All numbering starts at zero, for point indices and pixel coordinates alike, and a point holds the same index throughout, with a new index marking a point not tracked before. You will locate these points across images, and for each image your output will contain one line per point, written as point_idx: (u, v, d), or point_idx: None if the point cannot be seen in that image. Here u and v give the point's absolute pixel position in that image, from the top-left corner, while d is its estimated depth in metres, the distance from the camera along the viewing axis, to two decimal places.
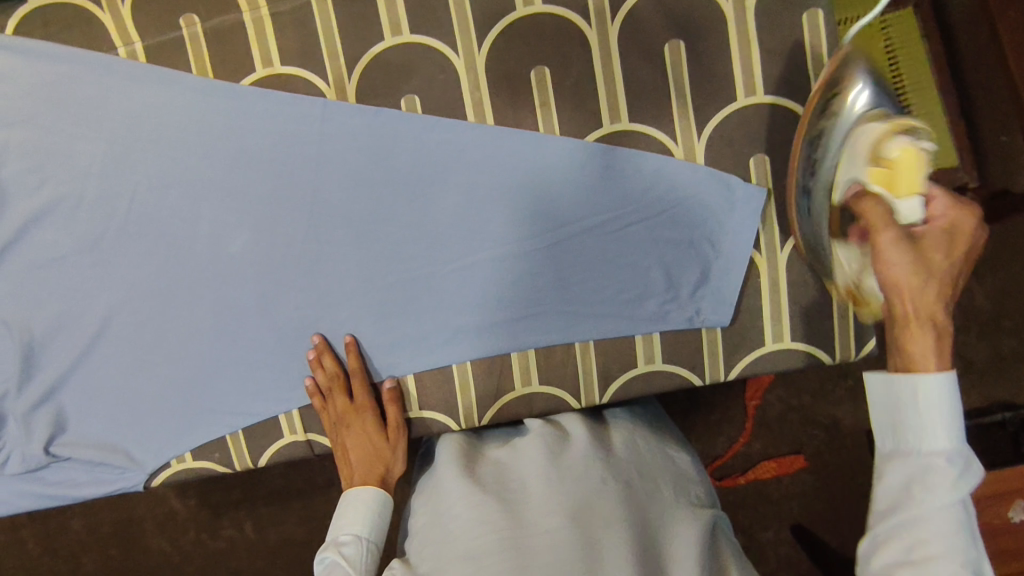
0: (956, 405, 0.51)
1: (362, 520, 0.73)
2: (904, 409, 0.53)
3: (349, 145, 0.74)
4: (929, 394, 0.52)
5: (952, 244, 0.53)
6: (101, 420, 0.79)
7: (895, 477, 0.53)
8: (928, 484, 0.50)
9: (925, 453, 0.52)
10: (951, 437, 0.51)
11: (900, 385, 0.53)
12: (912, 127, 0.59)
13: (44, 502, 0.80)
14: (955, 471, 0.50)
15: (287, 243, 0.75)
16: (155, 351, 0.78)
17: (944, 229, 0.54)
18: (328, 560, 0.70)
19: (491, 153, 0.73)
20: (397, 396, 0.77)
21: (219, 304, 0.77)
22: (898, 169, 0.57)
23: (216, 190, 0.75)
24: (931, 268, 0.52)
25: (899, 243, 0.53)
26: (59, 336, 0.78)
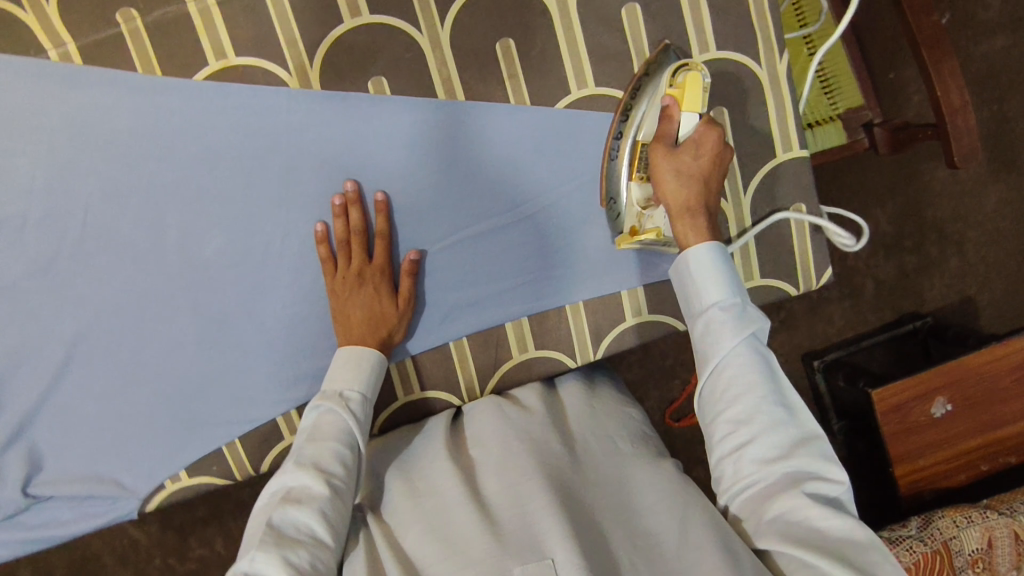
0: (723, 267, 0.63)
1: (361, 378, 0.69)
2: (698, 285, 0.63)
3: (320, 134, 0.72)
4: (704, 266, 0.63)
5: (717, 165, 0.67)
6: (82, 452, 0.75)
7: (698, 342, 0.63)
8: (717, 333, 0.61)
9: (709, 314, 0.62)
10: (721, 292, 0.62)
11: (698, 259, 0.63)
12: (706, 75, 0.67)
13: (30, 546, 0.76)
14: (728, 318, 0.61)
15: (265, 242, 0.73)
16: (135, 372, 0.74)
17: (713, 157, 0.66)
18: (330, 414, 0.67)
19: (467, 132, 0.74)
20: (415, 269, 0.74)
21: (200, 314, 0.74)
22: (686, 93, 0.67)
23: (180, 195, 0.71)
24: (694, 170, 0.66)
25: (674, 170, 0.66)
26: (23, 368, 0.72)
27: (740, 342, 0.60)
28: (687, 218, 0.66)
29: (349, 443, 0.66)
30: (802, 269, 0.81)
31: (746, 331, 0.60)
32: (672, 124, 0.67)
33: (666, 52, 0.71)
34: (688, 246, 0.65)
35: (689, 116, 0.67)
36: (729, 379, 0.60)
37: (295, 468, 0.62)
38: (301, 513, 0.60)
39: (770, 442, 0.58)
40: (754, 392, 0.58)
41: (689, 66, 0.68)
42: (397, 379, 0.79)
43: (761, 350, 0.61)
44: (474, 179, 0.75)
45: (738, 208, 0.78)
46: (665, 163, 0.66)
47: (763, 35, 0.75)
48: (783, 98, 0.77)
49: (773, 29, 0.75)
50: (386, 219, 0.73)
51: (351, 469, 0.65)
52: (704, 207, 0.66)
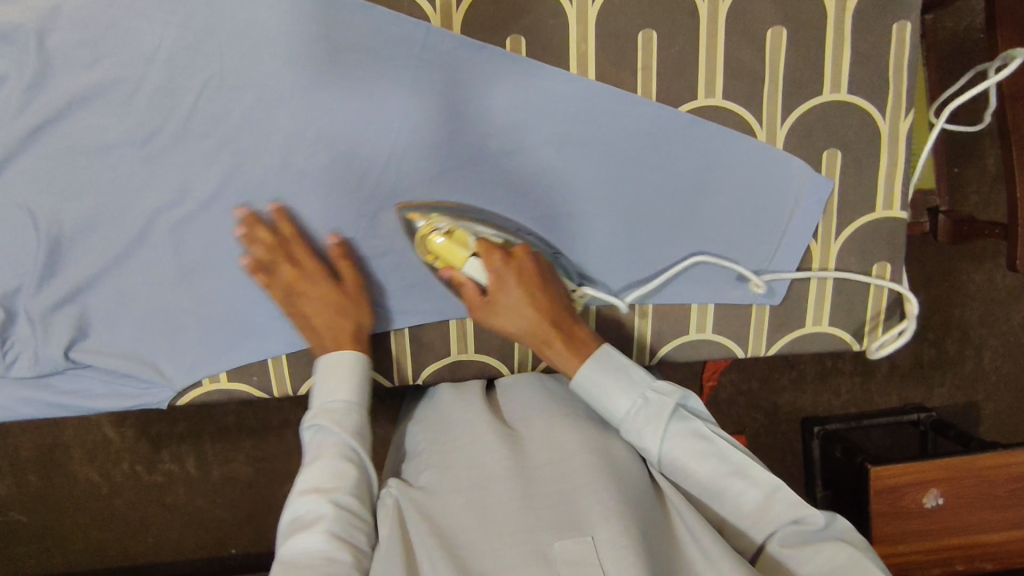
0: (611, 377, 0.67)
1: (339, 385, 0.69)
2: (606, 403, 0.67)
3: (445, 77, 0.72)
4: (597, 381, 0.67)
5: (523, 285, 0.68)
6: (131, 330, 0.73)
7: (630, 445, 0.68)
8: (642, 436, 0.66)
9: (626, 424, 0.66)
10: (623, 400, 0.66)
11: (590, 389, 0.67)
12: (443, 222, 0.72)
13: (53, 410, 0.75)
14: (643, 421, 0.66)
15: (365, 168, 0.73)
16: (204, 264, 0.73)
17: (513, 283, 0.68)
18: (325, 432, 0.68)
19: (590, 111, 0.73)
20: (344, 254, 0.73)
21: (282, 223, 0.73)
22: (455, 245, 0.70)
23: (294, 100, 0.71)
24: (513, 310, 0.68)
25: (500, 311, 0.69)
26: (96, 231, 0.71)
27: (665, 430, 0.65)
28: (547, 345, 0.69)
29: (348, 456, 0.66)
30: (869, 325, 0.81)
31: (663, 422, 0.65)
32: (465, 281, 0.69)
33: (411, 220, 0.73)
34: (569, 369, 0.69)
35: (471, 260, 0.69)
36: (680, 461, 0.65)
37: (299, 496, 0.64)
38: (310, 535, 0.61)
39: (739, 502, 0.64)
40: (706, 468, 0.64)
41: (429, 226, 0.72)
42: (455, 335, 0.79)
43: (688, 420, 0.66)
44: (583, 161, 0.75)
45: (824, 253, 0.79)
46: (490, 316, 0.70)
47: (895, 92, 0.76)
48: (897, 157, 0.77)
49: (905, 86, 0.76)
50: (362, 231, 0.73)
51: (357, 482, 0.66)
52: (545, 326, 0.69)
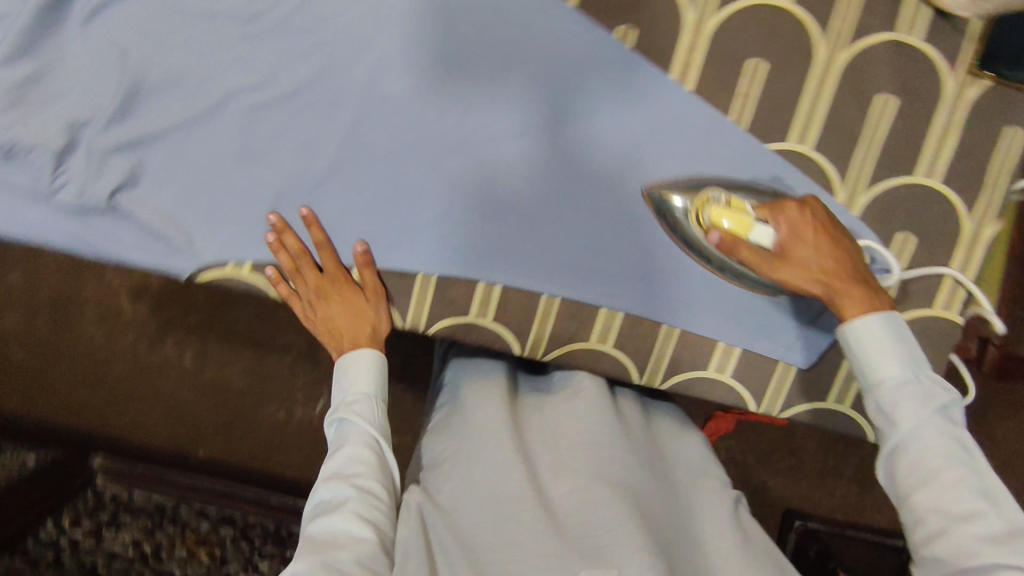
0: (889, 336, 0.65)
1: (364, 378, 0.78)
2: (874, 360, 0.66)
3: (548, 47, 0.72)
4: (880, 339, 0.66)
5: (824, 233, 0.68)
6: (178, 193, 0.74)
7: (876, 417, 0.67)
8: (898, 415, 0.64)
9: (884, 392, 0.65)
10: (893, 366, 0.65)
11: (862, 338, 0.66)
12: (717, 194, 0.72)
13: (81, 248, 0.75)
14: (904, 397, 0.64)
15: (445, 110, 0.73)
16: (266, 154, 0.74)
17: (813, 229, 0.68)
18: (350, 425, 0.76)
19: (679, 121, 0.73)
20: (368, 259, 0.76)
21: (349, 138, 0.74)
22: (729, 214, 0.69)
23: (399, 26, 0.71)
24: (817, 254, 0.67)
25: (789, 263, 0.68)
26: (175, 90, 0.72)
27: (933, 416, 0.63)
28: (838, 293, 0.67)
29: (368, 442, 0.74)
30: None
31: (933, 408, 0.63)
32: (743, 242, 0.69)
33: (664, 203, 0.74)
34: (851, 319, 0.67)
35: (760, 226, 0.68)
36: (908, 449, 0.63)
37: (322, 487, 0.72)
38: (335, 518, 0.69)
39: (970, 521, 0.59)
40: (953, 472, 0.61)
41: (703, 199, 0.72)
42: (477, 298, 0.78)
43: (952, 425, 0.64)
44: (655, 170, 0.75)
45: None
46: (781, 270, 0.68)
47: (987, 196, 0.73)
48: (971, 261, 0.75)
49: (1000, 192, 0.73)
50: (323, 233, 0.75)
51: (380, 468, 0.74)
52: (840, 276, 0.67)
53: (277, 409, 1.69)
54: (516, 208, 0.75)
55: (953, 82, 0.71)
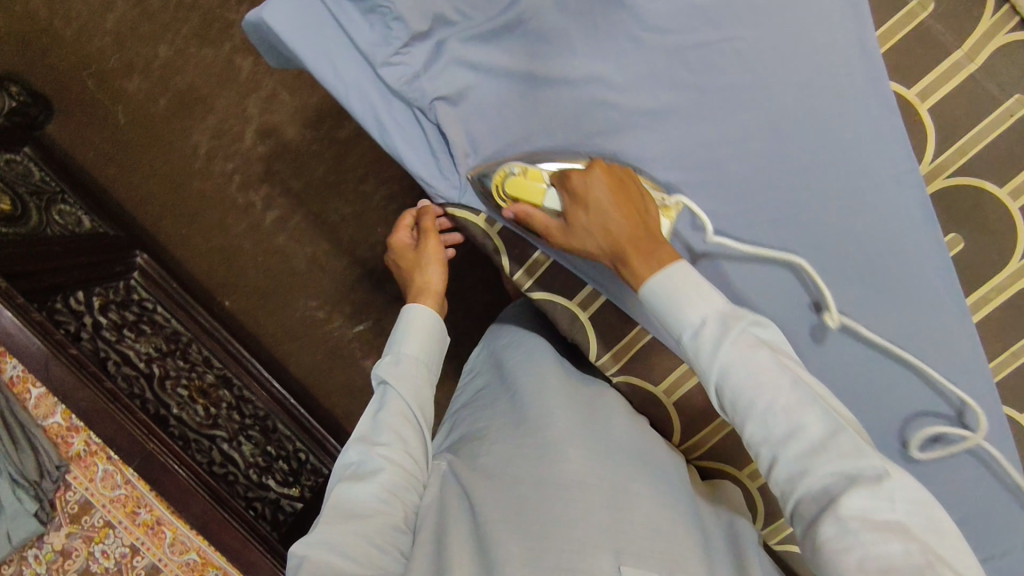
0: (680, 277, 0.65)
1: (416, 342, 0.90)
2: (680, 335, 0.65)
3: (883, 215, 0.71)
4: (677, 283, 0.64)
5: (612, 191, 0.67)
6: (486, 132, 0.74)
7: (696, 361, 0.63)
8: (708, 353, 0.62)
9: (695, 342, 0.63)
10: (696, 308, 0.63)
11: (657, 293, 0.65)
12: (513, 166, 0.72)
13: (371, 125, 0.74)
14: (712, 333, 0.62)
15: (758, 207, 0.74)
16: (585, 147, 0.73)
17: (604, 187, 0.67)
18: (391, 392, 0.85)
19: (952, 347, 0.73)
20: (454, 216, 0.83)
21: (662, 179, 0.74)
22: (527, 201, 0.72)
23: (770, 114, 0.71)
24: (597, 217, 0.67)
25: (576, 234, 0.70)
26: (545, 44, 0.71)
27: (730, 346, 0.60)
28: (625, 259, 0.67)
29: (406, 412, 0.83)
30: None
31: (734, 329, 0.61)
32: (535, 209, 0.71)
33: (483, 184, 0.74)
34: (643, 277, 0.66)
35: (550, 193, 0.71)
36: (740, 388, 0.59)
37: (354, 448, 0.80)
38: (360, 488, 0.75)
39: (798, 437, 0.56)
40: (771, 390, 0.58)
41: (501, 172, 0.72)
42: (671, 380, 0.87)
43: (761, 347, 0.61)
44: (760, 268, 0.76)
45: None
46: (570, 238, 0.70)
47: None
48: None
49: None
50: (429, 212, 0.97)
51: (404, 440, 0.81)
52: (630, 239, 0.67)
53: (318, 304, 1.66)
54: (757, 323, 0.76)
55: None
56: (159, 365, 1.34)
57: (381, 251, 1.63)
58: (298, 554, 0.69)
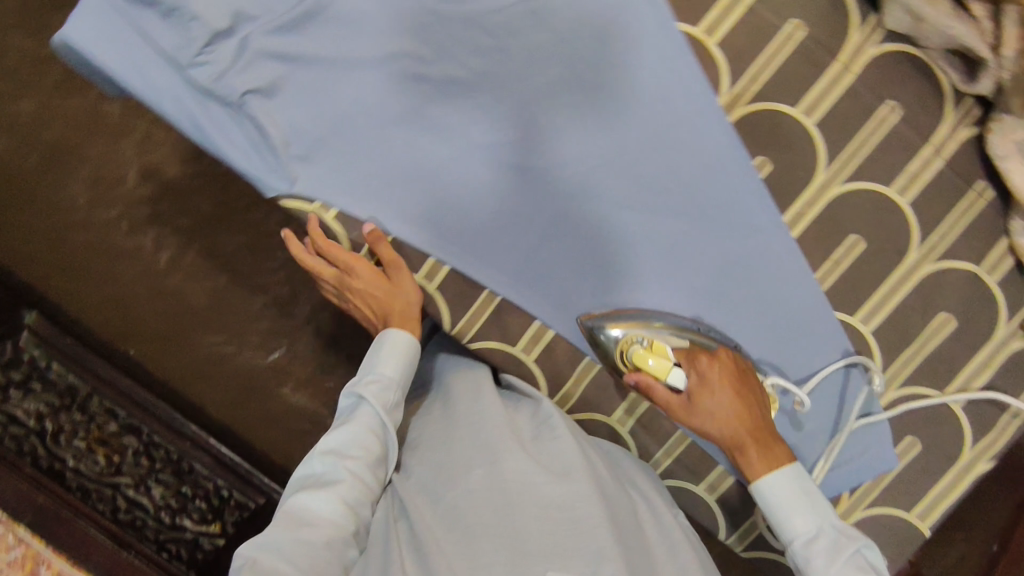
0: (817, 505, 0.74)
1: (391, 362, 0.82)
2: (787, 520, 0.74)
3: (690, 146, 0.75)
4: (788, 501, 0.74)
5: (735, 388, 0.75)
6: (303, 120, 0.75)
7: (795, 549, 0.74)
8: (815, 566, 0.72)
9: (804, 548, 0.73)
10: (803, 524, 0.73)
11: (767, 495, 0.74)
12: (641, 335, 0.77)
13: (187, 127, 0.74)
14: (821, 547, 0.72)
15: (578, 158, 0.76)
16: (404, 122, 0.75)
17: (727, 384, 0.75)
18: (364, 405, 0.79)
19: (768, 261, 0.78)
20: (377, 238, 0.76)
21: (482, 146, 0.76)
22: (654, 372, 0.77)
23: (573, 65, 0.74)
24: (721, 409, 0.75)
25: (688, 407, 0.76)
26: (347, 27, 0.73)
27: (838, 567, 0.70)
28: (741, 449, 0.75)
29: (375, 421, 0.79)
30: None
31: (846, 549, 0.71)
32: (658, 385, 0.77)
33: (593, 332, 0.79)
34: (757, 474, 0.75)
35: (675, 370, 0.76)
36: None
37: (319, 456, 0.76)
38: (317, 500, 0.72)
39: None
40: None
41: (626, 340, 0.78)
42: (530, 337, 0.82)
43: (867, 572, 0.70)
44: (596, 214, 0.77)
45: (846, 510, 0.85)
46: (692, 418, 0.76)
47: (992, 437, 0.81)
48: (953, 484, 0.83)
49: (998, 441, 0.82)
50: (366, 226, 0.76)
51: (371, 453, 0.77)
52: (748, 431, 0.75)
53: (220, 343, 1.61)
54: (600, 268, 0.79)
55: (1003, 328, 0.79)
56: (53, 421, 1.31)
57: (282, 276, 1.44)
58: (246, 559, 0.67)
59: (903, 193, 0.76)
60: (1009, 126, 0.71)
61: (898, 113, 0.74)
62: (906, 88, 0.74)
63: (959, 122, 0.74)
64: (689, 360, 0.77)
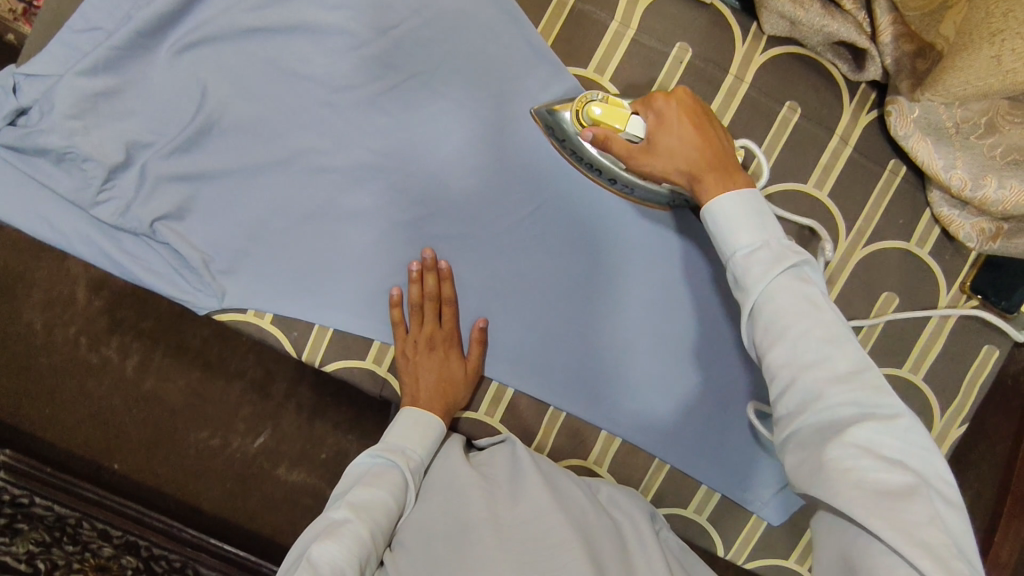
0: (763, 220, 0.61)
1: (423, 442, 0.73)
2: (725, 232, 0.62)
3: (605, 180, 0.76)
4: (736, 216, 0.61)
5: (694, 123, 0.67)
6: (219, 233, 0.74)
7: (738, 283, 0.61)
8: (777, 302, 0.57)
9: (746, 267, 0.60)
10: (751, 237, 0.60)
11: (716, 214, 0.62)
12: (595, 92, 0.71)
13: (103, 263, 0.73)
14: (763, 263, 0.59)
15: (498, 212, 0.76)
16: (320, 215, 0.75)
17: (684, 112, 0.68)
18: (393, 472, 0.72)
19: (703, 278, 0.78)
20: (479, 338, 0.76)
21: (401, 222, 0.76)
22: (607, 116, 0.69)
23: (475, 125, 0.75)
24: (676, 140, 0.67)
25: (648, 146, 0.68)
26: (246, 133, 0.73)
27: (779, 277, 0.58)
28: (699, 177, 0.66)
29: (398, 497, 0.71)
30: None
31: (791, 267, 0.58)
32: (615, 135, 0.68)
33: (549, 117, 0.73)
34: (710, 198, 0.64)
35: (633, 120, 0.68)
36: (784, 326, 0.56)
37: (345, 510, 0.67)
38: (340, 558, 0.63)
39: (820, 364, 0.55)
40: (812, 324, 0.56)
41: (581, 101, 0.70)
42: (490, 397, 0.80)
43: (805, 284, 0.58)
44: (527, 262, 0.77)
45: None
46: (648, 161, 0.68)
47: (960, 402, 0.81)
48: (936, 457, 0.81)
49: (969, 404, 0.81)
50: (451, 289, 0.76)
51: (389, 524, 0.69)
52: (706, 162, 0.66)
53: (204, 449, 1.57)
54: (544, 314, 0.78)
55: (947, 296, 0.79)
56: (46, 558, 0.99)
57: (257, 358, 1.22)
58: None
59: (820, 185, 0.77)
60: (905, 107, 0.72)
61: (797, 112, 0.76)
62: (801, 87, 0.76)
63: (859, 110, 0.77)
64: (644, 105, 0.70)
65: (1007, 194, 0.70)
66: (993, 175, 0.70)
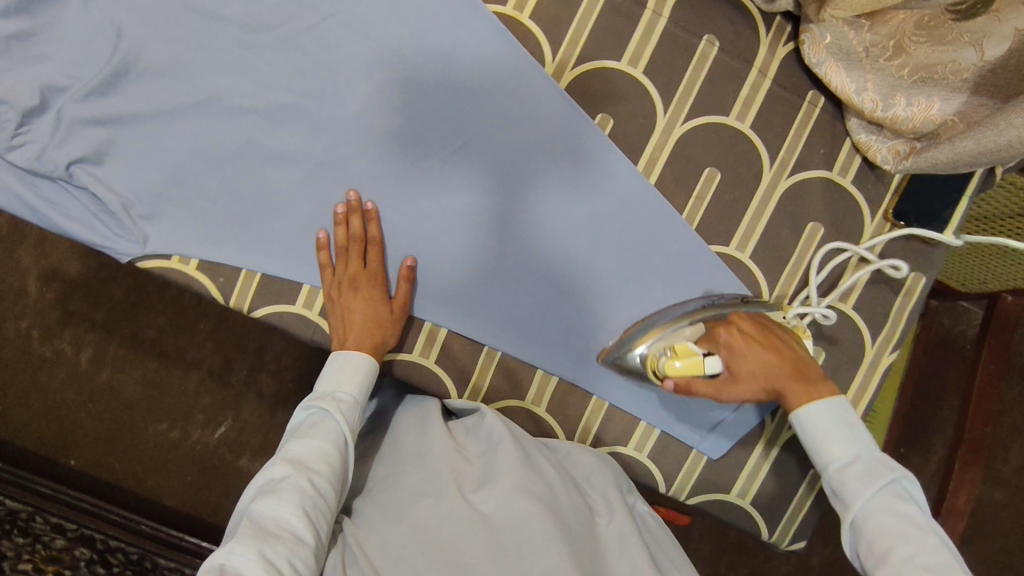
0: (845, 422, 0.64)
1: (357, 385, 0.72)
2: (818, 445, 0.64)
3: (529, 116, 0.76)
4: (827, 424, 0.64)
5: (761, 341, 0.69)
6: (139, 178, 0.74)
7: (838, 495, 0.62)
8: (877, 513, 0.58)
9: (840, 473, 0.62)
10: (844, 448, 0.62)
11: (808, 423, 0.64)
12: (663, 348, 0.71)
13: (23, 211, 0.73)
14: (858, 474, 0.60)
15: (424, 151, 0.76)
16: (243, 157, 0.75)
17: (753, 341, 0.69)
18: (328, 419, 0.69)
19: (636, 213, 0.78)
20: (409, 277, 0.76)
21: (326, 162, 0.75)
22: (680, 358, 0.68)
23: (396, 64, 0.75)
24: (756, 364, 0.68)
25: (729, 379, 0.68)
26: (163, 75, 0.73)
27: (882, 493, 0.59)
28: (782, 390, 0.67)
29: (337, 442, 0.67)
30: (787, 518, 0.83)
31: (889, 478, 0.59)
32: (694, 378, 0.68)
33: (620, 360, 0.76)
34: (800, 407, 0.65)
35: (709, 360, 0.67)
36: (890, 546, 0.56)
37: (281, 463, 0.63)
38: (283, 511, 0.59)
39: None
40: (914, 544, 0.55)
41: (654, 356, 0.71)
42: (423, 339, 0.80)
43: (904, 501, 0.58)
44: (455, 201, 0.77)
45: (773, 434, 0.82)
46: (734, 393, 0.68)
47: (891, 328, 0.81)
48: (871, 383, 0.82)
49: (899, 330, 0.81)
50: (378, 229, 0.76)
51: (336, 471, 0.65)
52: (785, 372, 0.67)
53: None
54: (472, 253, 0.78)
55: (872, 224, 0.80)
56: None
57: (214, 346, 1.12)
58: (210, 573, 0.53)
59: (742, 117, 0.78)
60: (816, 34, 0.74)
61: (715, 46, 0.78)
62: (718, 21, 0.78)
63: (776, 43, 0.78)
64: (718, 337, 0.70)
65: (915, 111, 0.71)
66: (902, 93, 0.71)
